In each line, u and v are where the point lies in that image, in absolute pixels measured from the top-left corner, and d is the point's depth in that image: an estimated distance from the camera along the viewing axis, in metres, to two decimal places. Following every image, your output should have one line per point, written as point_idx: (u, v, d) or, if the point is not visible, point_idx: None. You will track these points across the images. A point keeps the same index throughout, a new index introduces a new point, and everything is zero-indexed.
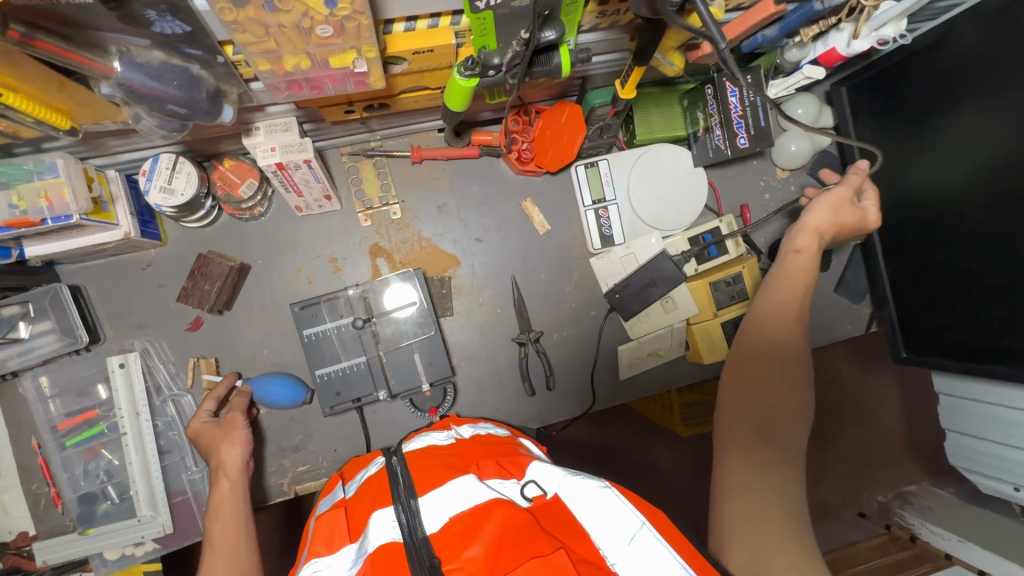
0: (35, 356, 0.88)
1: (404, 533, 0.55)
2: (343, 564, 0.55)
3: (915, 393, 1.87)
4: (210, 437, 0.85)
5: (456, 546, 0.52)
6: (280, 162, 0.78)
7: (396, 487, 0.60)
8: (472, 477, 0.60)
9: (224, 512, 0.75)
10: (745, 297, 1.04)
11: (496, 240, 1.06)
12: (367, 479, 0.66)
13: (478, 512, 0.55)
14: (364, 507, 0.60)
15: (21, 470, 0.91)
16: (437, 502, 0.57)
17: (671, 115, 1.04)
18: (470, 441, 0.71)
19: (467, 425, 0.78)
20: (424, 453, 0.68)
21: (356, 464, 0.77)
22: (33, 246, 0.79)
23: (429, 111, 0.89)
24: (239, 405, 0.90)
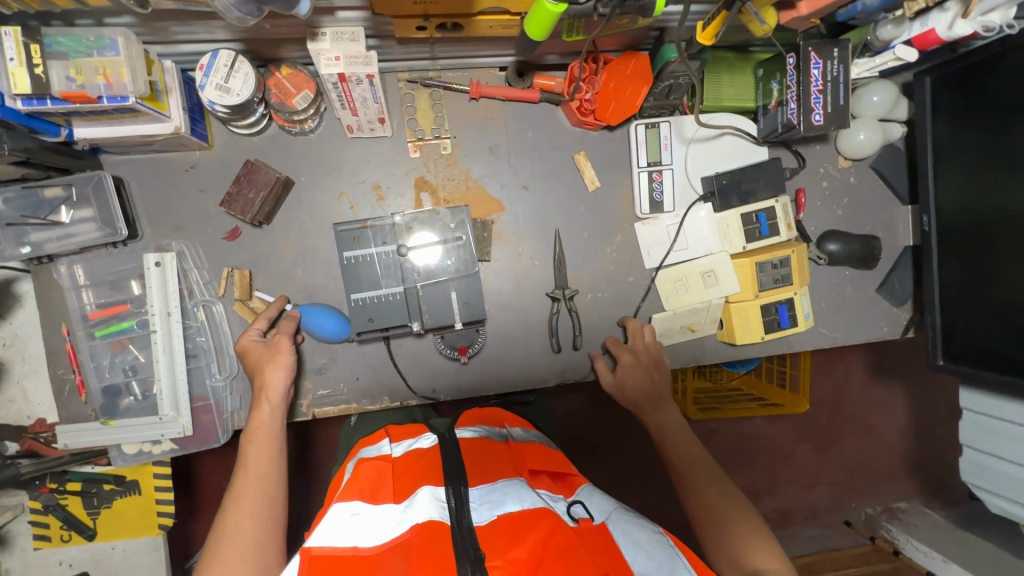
0: (75, 242, 0.86)
1: (452, 516, 0.65)
2: (387, 519, 0.66)
3: (923, 410, 1.86)
4: (256, 355, 0.87)
5: (501, 544, 0.61)
6: (342, 73, 0.76)
7: (450, 473, 0.72)
8: (519, 485, 0.72)
9: (260, 437, 0.82)
10: (789, 281, 1.02)
11: (543, 191, 1.03)
12: (416, 451, 0.80)
13: (525, 517, 0.65)
14: (415, 478, 0.73)
15: (50, 354, 0.92)
16: (483, 498, 0.69)
17: (742, 84, 1.00)
18: (520, 448, 0.84)
19: (517, 428, 0.94)
20: (474, 444, 0.82)
21: (400, 430, 0.90)
22: (80, 128, 0.78)
23: (499, 41, 0.86)
24: (287, 330, 0.90)
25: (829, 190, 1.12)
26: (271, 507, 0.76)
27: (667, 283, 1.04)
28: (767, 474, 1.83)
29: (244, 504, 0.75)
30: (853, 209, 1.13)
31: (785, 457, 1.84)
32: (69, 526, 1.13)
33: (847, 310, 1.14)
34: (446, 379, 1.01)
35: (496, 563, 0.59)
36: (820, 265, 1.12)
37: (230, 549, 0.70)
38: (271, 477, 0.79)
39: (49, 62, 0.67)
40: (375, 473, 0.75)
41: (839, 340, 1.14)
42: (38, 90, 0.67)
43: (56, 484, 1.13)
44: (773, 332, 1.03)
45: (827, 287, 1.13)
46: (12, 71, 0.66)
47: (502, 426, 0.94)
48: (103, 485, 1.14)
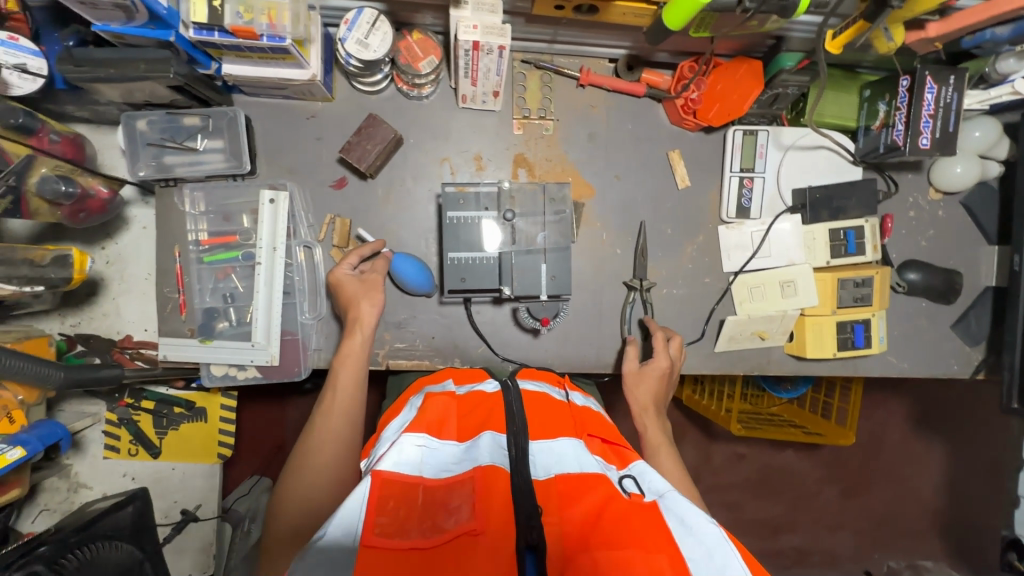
0: (202, 170, 0.93)
1: (510, 461, 0.63)
2: (450, 457, 0.66)
3: None
4: (351, 290, 0.91)
5: (557, 502, 0.60)
6: (478, 42, 0.81)
7: (513, 420, 0.69)
8: (579, 445, 0.68)
9: (348, 364, 0.86)
10: (868, 302, 1.02)
11: (634, 183, 1.06)
12: (480, 394, 0.78)
13: (579, 481, 0.62)
14: (477, 422, 0.71)
15: (159, 272, 0.98)
16: (542, 455, 0.66)
17: (846, 103, 1.01)
18: (581, 410, 0.80)
19: (579, 391, 0.89)
20: (535, 397, 0.78)
21: (462, 375, 0.88)
22: (229, 64, 0.84)
23: (622, 30, 0.89)
24: (381, 269, 0.94)
25: (916, 220, 1.12)
26: (353, 430, 0.80)
27: (743, 289, 1.05)
28: (795, 507, 1.81)
29: (329, 421, 0.79)
30: (937, 243, 1.13)
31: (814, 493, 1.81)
32: (137, 441, 1.19)
33: (919, 342, 1.13)
34: (516, 350, 1.04)
35: (551, 521, 0.58)
36: (897, 292, 1.11)
37: (310, 461, 0.75)
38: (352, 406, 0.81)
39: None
40: (439, 407, 0.72)
41: (907, 371, 1.13)
42: (212, 21, 0.73)
43: (132, 400, 1.19)
44: (845, 350, 1.03)
45: (901, 316, 1.12)
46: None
47: (564, 387, 0.89)
48: (173, 407, 1.20)
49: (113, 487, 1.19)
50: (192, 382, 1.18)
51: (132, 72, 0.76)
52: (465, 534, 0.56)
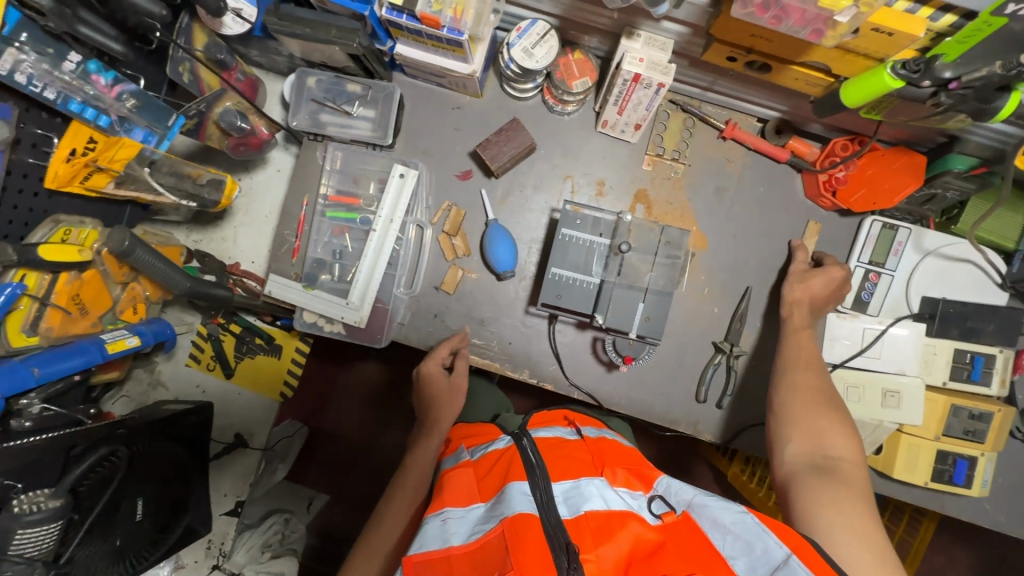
0: (350, 134, 1.00)
1: (539, 509, 0.60)
2: (472, 521, 0.61)
3: None
4: (437, 392, 0.98)
5: (589, 539, 0.57)
6: (639, 74, 0.81)
7: (531, 471, 0.64)
8: (601, 480, 0.64)
9: (422, 453, 0.93)
10: (979, 439, 0.93)
11: (750, 247, 1.02)
12: (493, 451, 0.73)
13: (609, 517, 0.59)
14: (498, 476, 0.66)
15: (284, 214, 1.05)
16: (566, 494, 0.62)
17: (1008, 221, 0.94)
18: (596, 440, 0.75)
19: (590, 426, 0.83)
20: (548, 438, 0.73)
21: (473, 434, 0.84)
22: (402, 46, 0.90)
23: (785, 93, 0.87)
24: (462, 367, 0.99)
25: None
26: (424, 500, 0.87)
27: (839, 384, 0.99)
28: None
29: (398, 501, 0.88)
30: None
31: None
32: (217, 359, 1.28)
33: None
34: (587, 379, 1.03)
35: (590, 564, 0.54)
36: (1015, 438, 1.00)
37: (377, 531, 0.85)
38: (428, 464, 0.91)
39: None
40: (456, 476, 0.69)
41: (1003, 526, 1.00)
42: (405, 5, 0.79)
43: (224, 320, 1.28)
44: (938, 483, 0.94)
45: (1011, 465, 1.01)
46: None
47: (573, 424, 0.83)
48: (256, 338, 1.28)
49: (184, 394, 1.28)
50: (278, 320, 1.26)
51: (323, 35, 0.83)
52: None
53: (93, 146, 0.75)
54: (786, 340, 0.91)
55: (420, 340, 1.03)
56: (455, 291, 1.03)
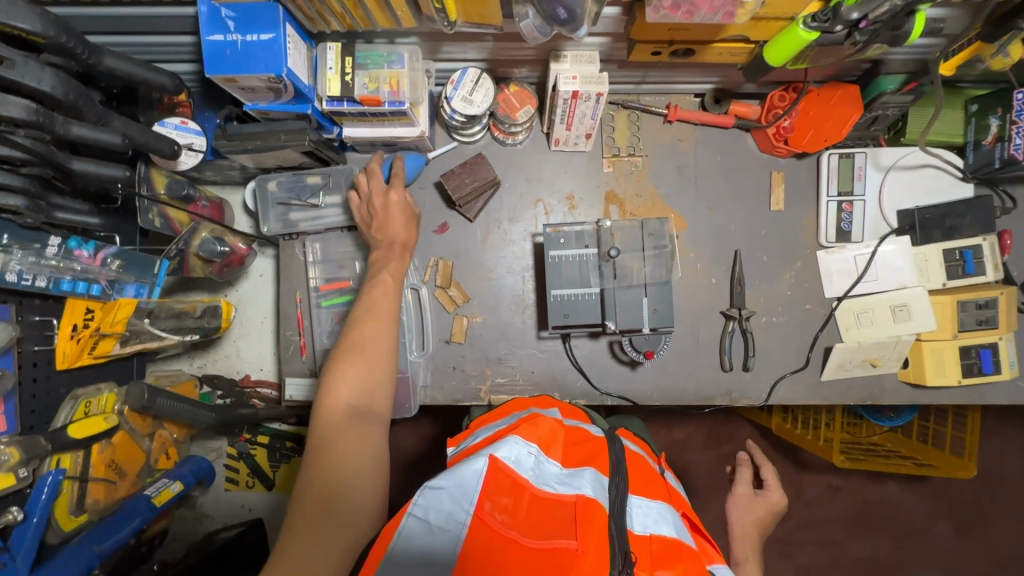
0: (322, 224, 1.02)
1: (611, 504, 0.63)
2: (552, 474, 0.65)
3: None
4: (399, 203, 0.94)
5: (651, 561, 0.59)
6: (577, 91, 0.86)
7: (619, 466, 0.69)
8: (676, 517, 0.68)
9: (384, 289, 0.89)
10: (994, 324, 0.96)
11: (726, 213, 1.06)
12: (585, 432, 0.78)
13: (677, 547, 0.62)
14: (582, 454, 0.70)
15: (281, 316, 1.06)
16: (640, 507, 0.67)
17: (950, 119, 0.98)
18: (674, 492, 0.79)
19: (664, 464, 0.89)
20: (634, 458, 0.78)
21: (566, 407, 0.87)
22: (349, 128, 0.93)
23: (713, 67, 0.91)
24: (411, 199, 0.98)
25: None
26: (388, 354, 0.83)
27: (849, 314, 1.02)
28: (906, 547, 1.75)
29: (362, 326, 0.84)
30: None
31: (923, 529, 1.75)
32: (253, 474, 1.28)
33: None
34: (615, 383, 1.05)
35: (644, 575, 0.58)
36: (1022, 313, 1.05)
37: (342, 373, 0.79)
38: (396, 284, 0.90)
39: (355, 73, 0.82)
40: (548, 426, 0.70)
41: None
42: (344, 93, 0.82)
43: (250, 435, 1.28)
44: (970, 376, 0.97)
45: None
46: (329, 77, 0.81)
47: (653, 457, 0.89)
48: (285, 442, 1.28)
49: (233, 517, 1.28)
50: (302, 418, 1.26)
51: (274, 142, 0.85)
52: (567, 553, 0.56)
53: (92, 315, 0.79)
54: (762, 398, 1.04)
55: (447, 395, 1.06)
56: (465, 339, 1.06)
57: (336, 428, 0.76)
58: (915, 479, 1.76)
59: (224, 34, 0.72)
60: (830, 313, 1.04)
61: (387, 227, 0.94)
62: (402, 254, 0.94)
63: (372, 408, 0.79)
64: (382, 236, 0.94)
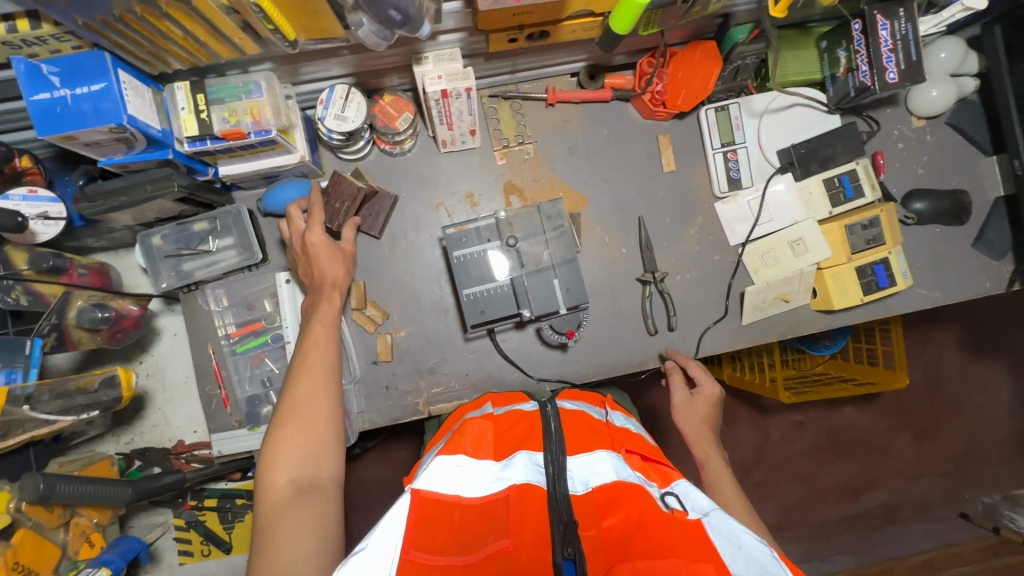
0: (219, 269, 0.98)
1: (548, 480, 0.66)
2: (485, 473, 0.67)
3: None
4: (323, 251, 0.91)
5: (597, 513, 0.64)
6: (445, 89, 0.85)
7: (550, 439, 0.71)
8: (620, 459, 0.71)
9: (318, 335, 0.86)
10: (881, 241, 1.02)
11: (623, 183, 1.09)
12: (518, 413, 0.81)
13: (615, 490, 0.66)
14: (513, 441, 0.73)
15: (197, 372, 1.01)
16: (582, 467, 0.69)
17: (806, 58, 1.03)
18: (619, 430, 0.82)
19: (620, 411, 0.92)
20: (572, 417, 0.80)
21: (501, 396, 0.90)
22: (224, 166, 0.90)
23: (576, 45, 0.93)
24: (349, 236, 0.96)
25: (906, 151, 1.12)
26: (331, 412, 0.78)
27: (755, 257, 1.06)
28: (871, 464, 1.84)
29: (300, 384, 0.79)
30: (934, 166, 1.13)
31: (881, 443, 1.84)
32: (208, 540, 1.21)
33: (943, 268, 1.12)
34: (550, 368, 1.06)
35: (592, 532, 0.62)
36: (909, 225, 1.11)
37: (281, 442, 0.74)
38: (331, 331, 0.87)
39: (211, 108, 0.79)
40: (478, 426, 0.74)
41: (941, 299, 1.12)
42: (203, 131, 0.79)
43: (196, 501, 1.21)
44: (872, 293, 1.03)
45: (918, 247, 1.12)
46: (183, 117, 0.78)
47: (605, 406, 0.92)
48: (236, 501, 1.21)
49: None
50: (248, 472, 1.21)
51: (141, 194, 0.81)
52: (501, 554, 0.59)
53: None
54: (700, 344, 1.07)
55: (386, 416, 1.03)
56: (392, 356, 1.04)
57: (283, 509, 0.69)
58: (866, 398, 1.85)
59: (51, 91, 0.68)
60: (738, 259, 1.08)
61: (315, 270, 0.92)
62: (336, 295, 0.92)
63: (320, 481, 0.73)
64: (313, 280, 0.92)
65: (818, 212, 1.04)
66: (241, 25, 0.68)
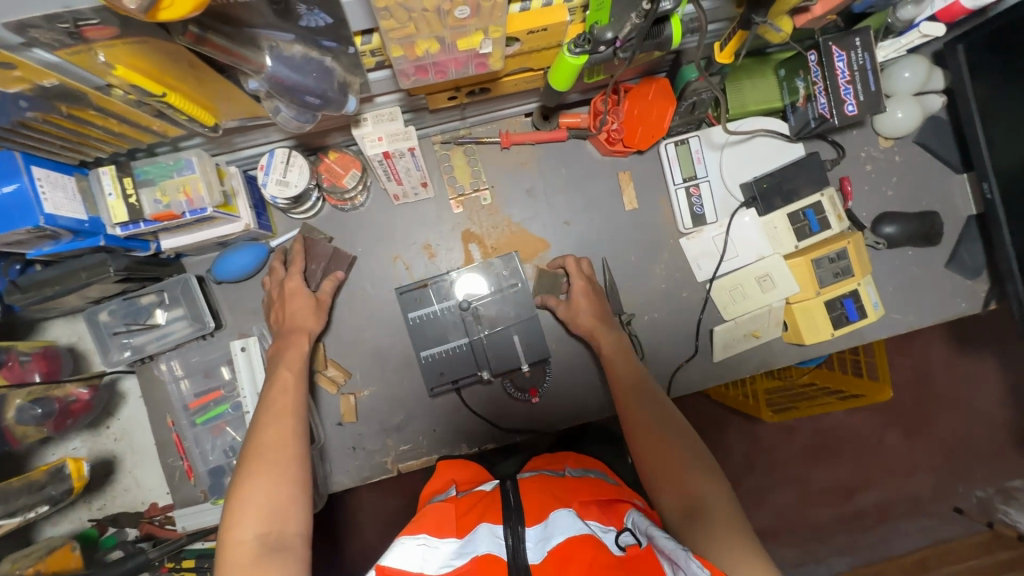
0: (170, 341, 0.96)
1: (508, 552, 0.65)
2: (446, 553, 0.64)
3: (1015, 382, 1.82)
4: (298, 303, 0.92)
5: (552, 574, 0.60)
6: (387, 151, 0.82)
7: (507, 511, 0.71)
8: (575, 515, 0.69)
9: (287, 375, 0.82)
10: (850, 273, 1.00)
11: (585, 224, 1.06)
12: (480, 492, 0.79)
13: (569, 545, 0.63)
14: (472, 515, 0.72)
15: (158, 445, 0.99)
16: (539, 534, 0.67)
17: (765, 87, 1.00)
18: (579, 482, 0.80)
19: (579, 466, 0.89)
20: (533, 483, 0.79)
21: (465, 471, 0.88)
22: (167, 239, 0.87)
23: (523, 93, 0.90)
24: (326, 286, 0.95)
25: (875, 173, 1.10)
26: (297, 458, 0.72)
27: (723, 294, 1.04)
28: (863, 469, 1.83)
29: (266, 425, 0.74)
30: (904, 187, 1.10)
31: (872, 448, 1.83)
32: None
33: (918, 290, 1.10)
34: (519, 420, 1.03)
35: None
36: (880, 249, 1.09)
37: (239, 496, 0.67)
38: (298, 376, 0.83)
39: (140, 191, 0.76)
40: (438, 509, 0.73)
41: (916, 322, 1.10)
42: (133, 216, 0.76)
43: (174, 563, 1.20)
44: (842, 327, 1.01)
45: (890, 271, 1.09)
46: (111, 204, 0.75)
47: (563, 466, 0.89)
48: (214, 560, 1.21)
49: None
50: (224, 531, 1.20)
51: (76, 282, 0.78)
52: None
53: None
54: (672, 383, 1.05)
55: (354, 477, 1.02)
56: (357, 416, 1.02)
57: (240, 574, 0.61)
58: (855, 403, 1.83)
59: None
60: (706, 296, 1.05)
61: (286, 319, 0.91)
62: (304, 341, 0.89)
63: (287, 533, 0.65)
64: (283, 325, 0.91)
65: (784, 247, 1.01)
66: (154, 115, 0.64)
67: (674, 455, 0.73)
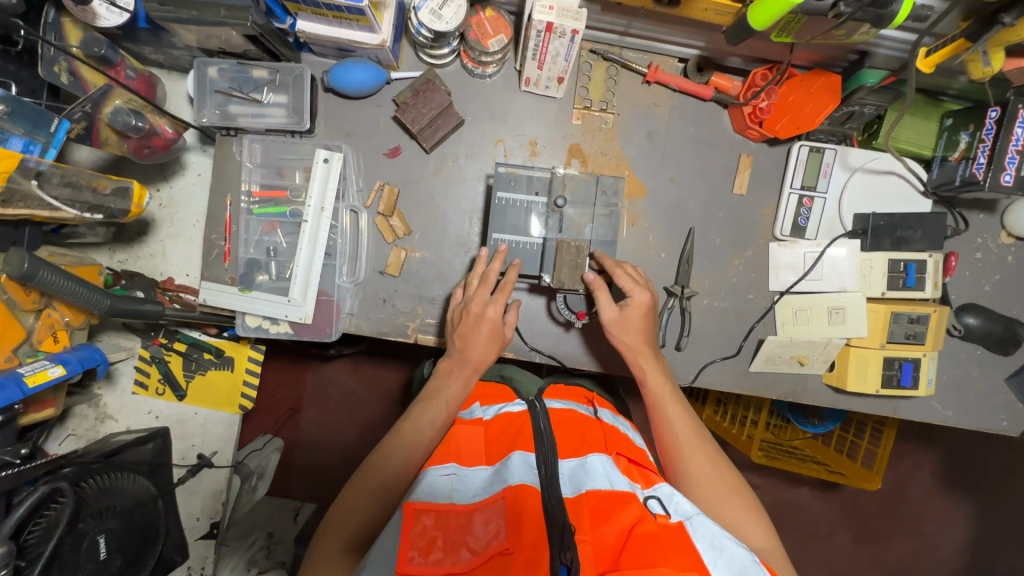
0: (262, 123, 0.95)
1: (541, 482, 0.67)
2: (479, 481, 0.70)
3: (985, 535, 1.80)
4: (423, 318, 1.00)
5: (590, 521, 0.65)
6: (552, 23, 0.79)
7: (540, 441, 0.73)
8: (608, 462, 0.72)
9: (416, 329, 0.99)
10: (921, 340, 0.98)
11: (688, 187, 1.03)
12: (506, 412, 0.81)
13: (607, 498, 0.66)
14: (505, 442, 0.75)
15: (209, 218, 0.99)
16: (572, 471, 0.71)
17: (923, 129, 0.97)
18: (609, 427, 0.84)
19: (606, 408, 0.93)
20: (562, 417, 0.82)
21: (489, 393, 0.93)
22: (304, 22, 0.86)
23: (699, 28, 0.87)
24: (512, 321, 0.91)
25: (981, 263, 1.06)
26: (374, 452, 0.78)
27: (788, 309, 1.02)
28: (809, 550, 1.82)
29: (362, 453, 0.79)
30: (1002, 289, 1.06)
31: (825, 535, 1.81)
32: (165, 381, 1.22)
33: (967, 391, 1.07)
34: (545, 342, 1.03)
35: (585, 540, 0.62)
36: (952, 336, 1.06)
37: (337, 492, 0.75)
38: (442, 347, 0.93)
39: None
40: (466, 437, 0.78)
41: (950, 420, 1.07)
42: None
43: (166, 340, 1.22)
44: (890, 387, 0.99)
45: (950, 361, 1.07)
46: None
47: (591, 404, 0.93)
48: (203, 354, 1.23)
49: (137, 422, 1.22)
50: (224, 331, 1.21)
51: (212, 16, 0.77)
52: (498, 555, 0.62)
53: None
54: (705, 371, 1.04)
55: (372, 327, 1.01)
56: (400, 273, 1.01)
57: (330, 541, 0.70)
58: (831, 488, 1.81)
59: None
60: (771, 304, 1.03)
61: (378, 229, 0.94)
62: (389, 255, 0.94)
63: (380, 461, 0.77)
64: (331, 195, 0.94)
65: (870, 288, 0.99)
66: None
67: (719, 472, 0.78)
